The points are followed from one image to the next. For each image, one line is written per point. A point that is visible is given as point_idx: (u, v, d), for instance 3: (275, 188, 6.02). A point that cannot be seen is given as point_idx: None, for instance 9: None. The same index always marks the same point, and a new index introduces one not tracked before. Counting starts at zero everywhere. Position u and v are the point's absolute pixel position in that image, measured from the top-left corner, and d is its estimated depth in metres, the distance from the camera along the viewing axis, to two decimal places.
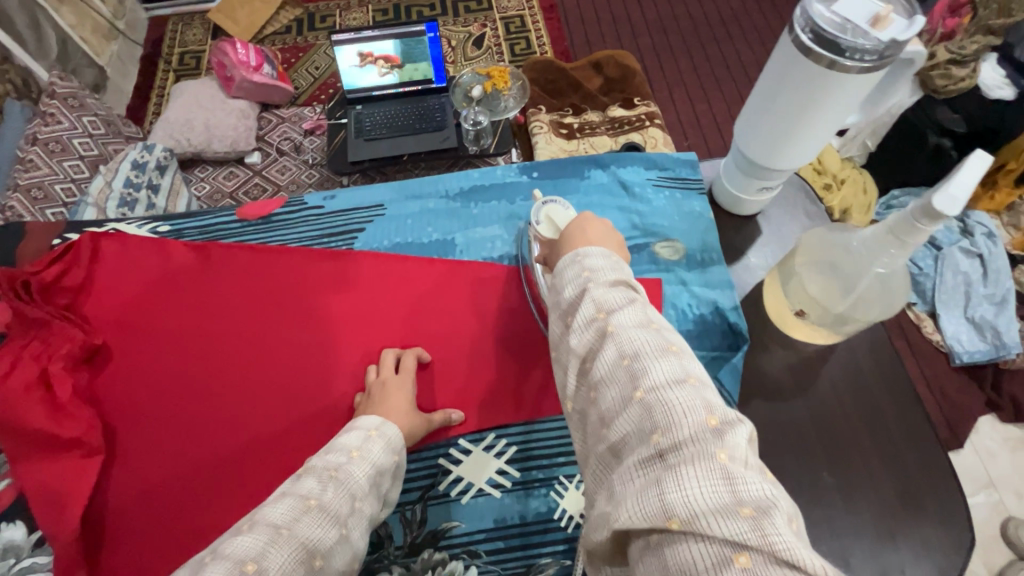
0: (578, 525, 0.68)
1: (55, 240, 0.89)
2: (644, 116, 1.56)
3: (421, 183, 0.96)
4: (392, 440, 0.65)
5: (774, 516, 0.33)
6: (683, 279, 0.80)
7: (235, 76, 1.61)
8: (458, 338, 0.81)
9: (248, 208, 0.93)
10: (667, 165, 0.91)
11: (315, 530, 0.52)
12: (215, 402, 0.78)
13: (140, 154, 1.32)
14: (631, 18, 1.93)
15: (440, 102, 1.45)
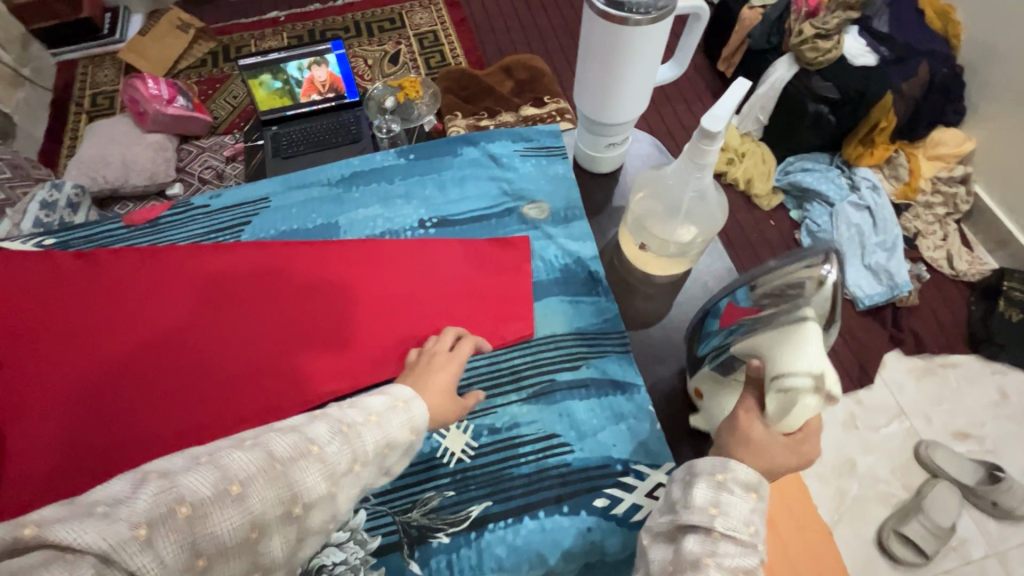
0: (460, 460, 0.73)
1: None
2: (555, 113, 1.63)
3: (306, 174, 0.98)
4: (416, 417, 0.60)
5: None
6: (550, 233, 0.89)
7: (148, 109, 1.61)
8: (352, 306, 0.83)
9: (135, 215, 0.95)
10: (532, 137, 0.99)
11: (307, 477, 0.49)
12: (106, 395, 0.76)
13: (49, 193, 1.30)
14: (538, 25, 2.04)
15: (356, 115, 1.50)
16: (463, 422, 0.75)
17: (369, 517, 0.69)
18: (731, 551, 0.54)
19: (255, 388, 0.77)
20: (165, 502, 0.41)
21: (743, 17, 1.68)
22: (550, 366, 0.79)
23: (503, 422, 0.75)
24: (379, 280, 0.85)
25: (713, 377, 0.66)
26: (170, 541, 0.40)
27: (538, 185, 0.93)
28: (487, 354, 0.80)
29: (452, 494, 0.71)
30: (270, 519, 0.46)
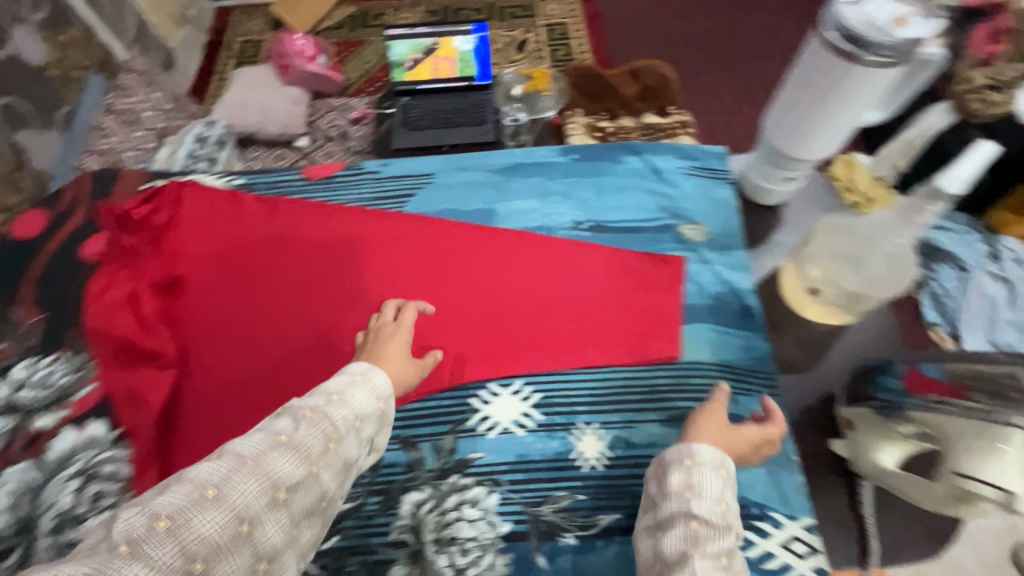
0: (594, 467, 0.76)
1: (144, 185, 0.97)
2: (678, 124, 1.63)
3: (468, 157, 1.01)
4: (378, 386, 0.67)
5: None
6: (706, 257, 0.89)
7: (292, 64, 1.73)
8: (507, 300, 0.87)
9: (312, 168, 1.00)
10: (696, 156, 0.99)
11: (280, 466, 0.55)
12: (267, 334, 0.86)
13: (203, 129, 1.42)
14: (670, 29, 1.97)
15: (483, 99, 1.51)
16: (599, 429, 0.78)
17: (500, 502, 0.74)
18: (711, 535, 0.61)
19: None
20: (142, 522, 0.48)
21: None
22: (692, 395, 0.79)
23: (641, 438, 0.77)
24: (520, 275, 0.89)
25: (878, 423, 0.79)
26: (160, 551, 0.47)
27: (698, 206, 0.94)
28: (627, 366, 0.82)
29: (585, 498, 0.74)
30: (257, 512, 0.53)
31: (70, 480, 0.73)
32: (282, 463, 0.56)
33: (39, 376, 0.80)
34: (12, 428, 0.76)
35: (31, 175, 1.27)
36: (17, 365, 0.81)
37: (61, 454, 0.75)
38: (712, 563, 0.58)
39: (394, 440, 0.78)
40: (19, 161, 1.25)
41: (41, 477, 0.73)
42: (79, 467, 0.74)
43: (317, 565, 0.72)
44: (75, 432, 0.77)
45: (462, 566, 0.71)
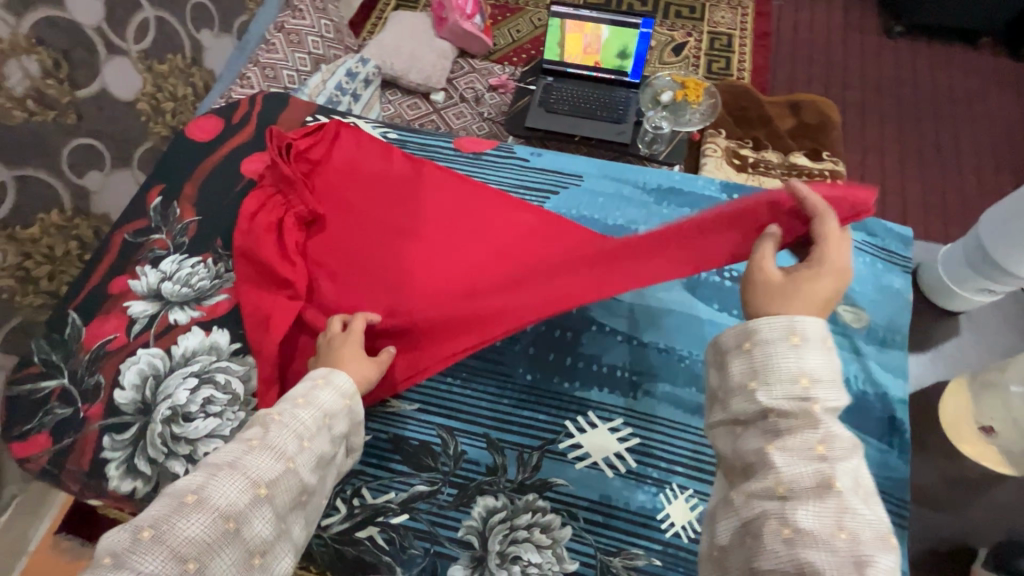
0: (677, 534, 0.70)
1: (308, 117, 1.02)
2: (827, 173, 1.45)
3: (623, 168, 1.00)
4: (342, 386, 0.68)
5: (816, 547, 0.46)
6: (860, 349, 0.82)
7: (450, 18, 1.72)
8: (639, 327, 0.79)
9: (464, 142, 1.04)
10: (877, 233, 0.92)
11: (259, 464, 0.58)
12: (397, 295, 0.81)
13: (355, 65, 1.47)
14: (847, 67, 1.78)
15: (627, 96, 1.45)
16: (692, 497, 0.73)
17: (573, 537, 0.71)
18: (795, 426, 0.50)
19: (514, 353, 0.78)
20: (127, 535, 0.51)
21: None
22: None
23: None
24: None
25: None
26: (148, 556, 0.50)
27: (862, 288, 0.86)
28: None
29: (659, 564, 0.69)
30: (241, 509, 0.55)
31: (189, 377, 0.78)
32: (260, 465, 0.58)
33: (184, 273, 0.86)
34: (152, 314, 0.83)
35: (203, 73, 1.38)
36: (167, 258, 0.88)
37: (186, 351, 0.80)
38: (800, 457, 0.49)
39: (482, 439, 0.77)
40: (197, 58, 1.35)
41: (166, 367, 0.79)
42: (198, 368, 0.79)
43: (380, 535, 0.72)
44: (201, 334, 0.82)
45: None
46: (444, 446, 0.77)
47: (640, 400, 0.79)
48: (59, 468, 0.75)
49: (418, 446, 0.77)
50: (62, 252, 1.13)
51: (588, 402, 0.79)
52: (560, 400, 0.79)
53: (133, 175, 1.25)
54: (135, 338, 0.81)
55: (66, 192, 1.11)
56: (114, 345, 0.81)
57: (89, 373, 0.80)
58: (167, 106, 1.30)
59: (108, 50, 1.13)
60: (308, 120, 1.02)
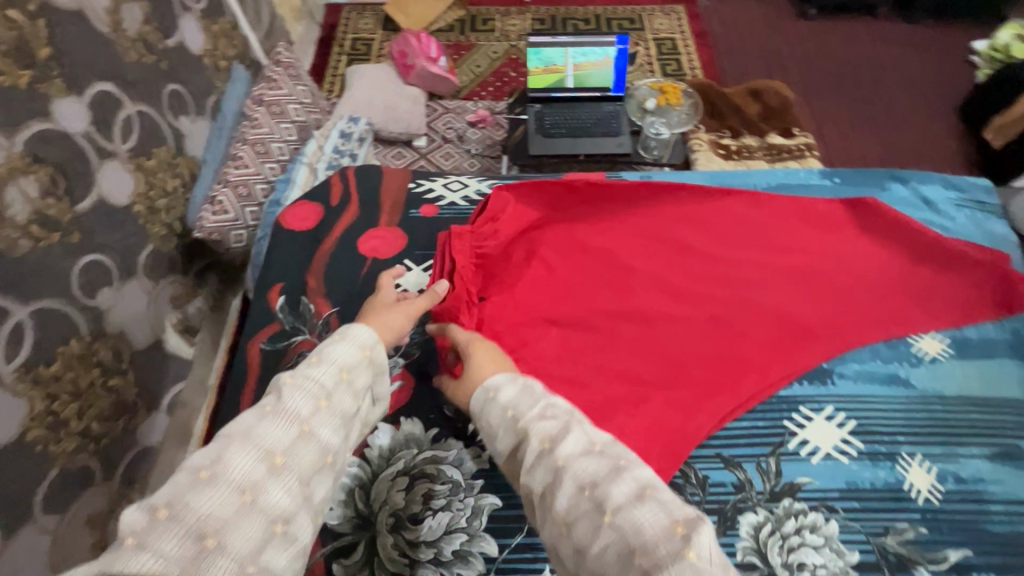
0: (928, 498, 0.77)
1: (410, 183, 1.07)
2: (804, 147, 1.59)
3: (728, 177, 1.10)
4: (360, 338, 0.69)
5: (593, 535, 0.52)
6: None
7: (417, 64, 1.74)
8: (858, 297, 0.92)
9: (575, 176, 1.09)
10: (964, 188, 1.06)
11: (273, 433, 0.57)
12: (652, 323, 0.90)
13: (347, 125, 1.45)
14: (781, 52, 1.96)
15: (615, 109, 1.52)
16: (924, 461, 0.80)
17: (842, 529, 0.75)
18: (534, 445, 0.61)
19: (772, 344, 0.88)
20: (140, 516, 0.48)
21: None
22: (1014, 432, 0.82)
23: (968, 473, 0.79)
24: (833, 295, 0.92)
25: None
26: (166, 535, 0.47)
27: (972, 239, 0.99)
28: (935, 397, 0.85)
29: (927, 531, 0.75)
30: (260, 479, 0.54)
31: (400, 476, 0.80)
32: (273, 432, 0.57)
33: None
34: None
35: (188, 161, 1.27)
36: None
37: (383, 450, 0.82)
38: (540, 467, 0.59)
39: (716, 460, 0.80)
40: (180, 147, 1.25)
41: (370, 474, 0.80)
42: (404, 465, 0.81)
43: None
44: (391, 429, 0.84)
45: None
46: (687, 477, 0.79)
47: (837, 383, 0.86)
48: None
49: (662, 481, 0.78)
50: (86, 384, 1.00)
51: (795, 400, 0.85)
52: (770, 405, 0.84)
53: (141, 283, 1.14)
54: None
55: (82, 317, 1.00)
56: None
57: None
58: (161, 204, 1.19)
59: (98, 155, 1.04)
60: (411, 186, 1.06)
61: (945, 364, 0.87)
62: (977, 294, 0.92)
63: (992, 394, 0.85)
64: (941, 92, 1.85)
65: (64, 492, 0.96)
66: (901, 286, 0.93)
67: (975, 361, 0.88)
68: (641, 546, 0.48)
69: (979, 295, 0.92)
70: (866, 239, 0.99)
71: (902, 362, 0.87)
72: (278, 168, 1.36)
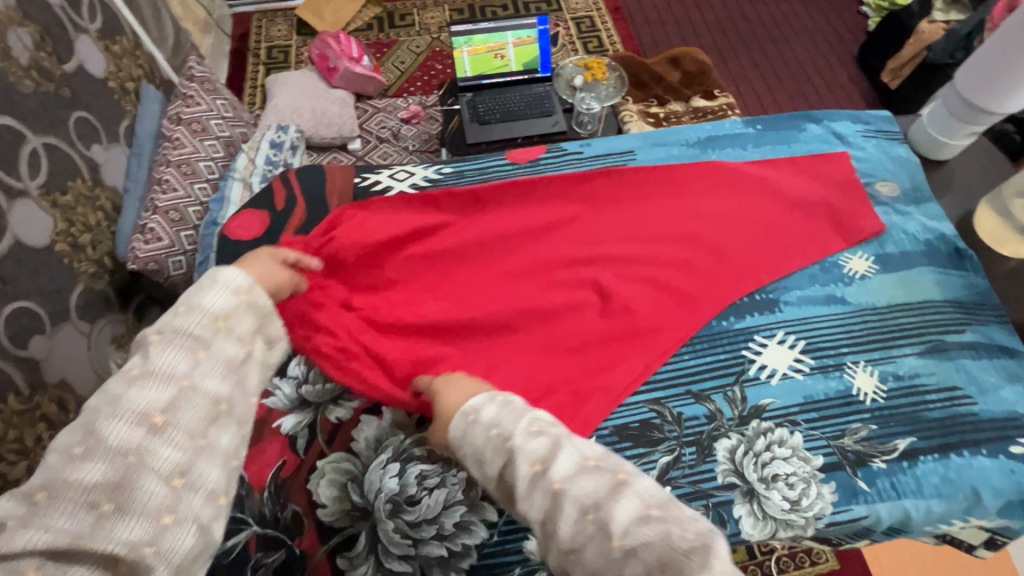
0: (874, 398, 0.85)
1: (354, 180, 1.06)
2: (725, 106, 1.67)
3: (662, 134, 1.14)
4: (230, 284, 0.66)
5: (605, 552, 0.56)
6: (906, 210, 1.04)
7: (340, 66, 1.70)
8: (768, 234, 1.00)
9: (517, 154, 1.11)
10: (868, 121, 1.16)
11: (148, 395, 0.57)
12: (596, 289, 0.94)
13: (276, 134, 1.41)
14: (692, 19, 2.05)
15: (545, 90, 1.55)
16: (867, 366, 0.88)
17: (806, 439, 0.82)
18: (528, 457, 0.63)
19: (697, 290, 0.94)
20: (29, 496, 0.51)
21: (921, 30, 1.68)
22: (939, 328, 0.91)
23: (905, 370, 0.87)
24: (739, 235, 0.99)
25: None
26: (56, 511, 0.50)
27: (883, 165, 1.09)
28: (869, 308, 0.93)
29: (877, 427, 0.83)
30: (140, 441, 0.55)
31: (390, 464, 0.79)
32: (155, 395, 0.57)
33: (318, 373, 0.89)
34: (310, 424, 0.85)
35: (108, 192, 1.20)
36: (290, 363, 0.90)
37: (370, 442, 0.83)
38: (534, 483, 0.62)
39: (688, 396, 0.86)
40: (97, 177, 1.18)
41: (360, 466, 0.81)
42: (392, 453, 0.81)
43: None
44: (375, 419, 0.85)
45: (795, 499, 0.77)
46: (663, 416, 0.84)
47: (784, 310, 0.93)
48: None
49: (641, 425, 0.83)
50: (32, 441, 0.94)
51: (749, 330, 0.91)
52: (727, 337, 0.91)
53: (77, 326, 1.07)
54: (307, 454, 0.83)
55: (16, 370, 0.93)
56: (290, 465, 0.82)
57: (280, 506, 0.79)
58: (85, 239, 1.12)
59: (7, 195, 0.96)
60: (357, 180, 1.05)
61: (872, 278, 0.96)
62: (830, 228, 1.00)
63: (916, 297, 0.94)
64: (839, 43, 2.00)
65: None
66: (803, 214, 1.02)
67: (899, 271, 0.97)
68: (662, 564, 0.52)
69: (835, 229, 1.00)
70: (777, 176, 1.06)
71: (837, 283, 0.95)
72: (209, 188, 1.31)
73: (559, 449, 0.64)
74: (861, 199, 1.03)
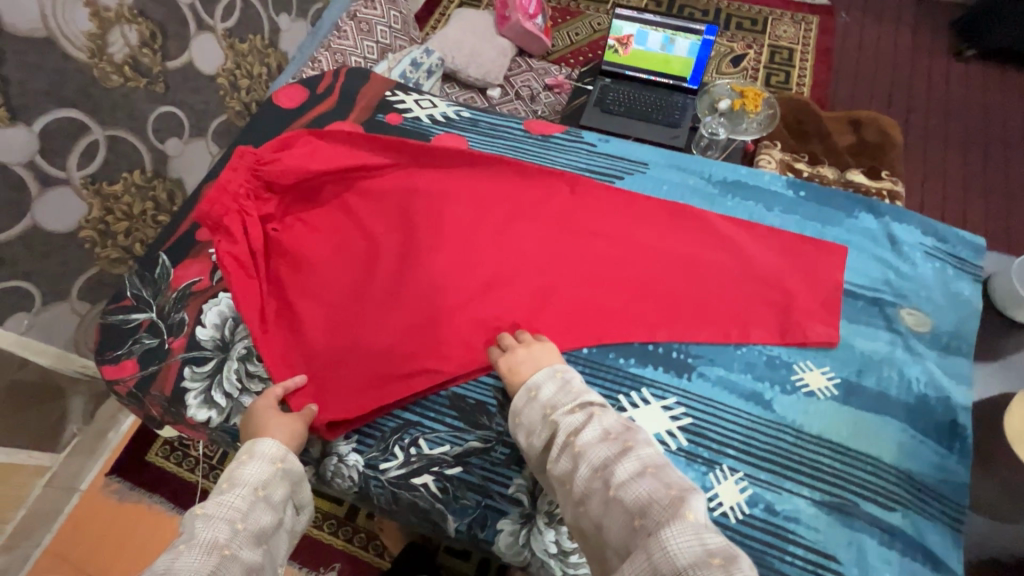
0: (724, 514, 0.74)
1: (386, 91, 1.14)
2: (886, 194, 1.40)
3: (688, 160, 1.05)
4: (267, 452, 0.73)
5: (609, 507, 0.57)
6: (922, 353, 0.86)
7: (513, 17, 1.74)
8: (717, 301, 0.88)
9: (533, 124, 1.11)
10: (946, 240, 0.96)
11: (201, 551, 0.62)
12: (518, 271, 0.92)
13: (420, 56, 1.54)
14: (913, 88, 1.73)
15: (685, 102, 1.46)
16: (743, 479, 0.77)
17: None
18: (566, 425, 0.66)
19: (609, 315, 0.88)
20: None
21: None
22: (859, 491, 0.76)
23: (785, 509, 0.75)
24: (679, 287, 0.89)
25: None
26: None
27: (927, 294, 0.90)
28: (792, 428, 0.80)
29: None
30: None
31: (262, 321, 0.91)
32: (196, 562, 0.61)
33: None
34: None
35: (277, 55, 1.45)
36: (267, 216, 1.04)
37: None
38: (563, 454, 0.64)
39: None
40: (274, 40, 1.42)
41: None
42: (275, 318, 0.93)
43: (434, 483, 0.80)
44: None
45: (566, 549, 0.75)
46: (499, 407, 0.83)
47: (694, 381, 0.84)
48: (143, 391, 0.88)
49: (474, 404, 0.84)
50: (139, 211, 1.20)
51: (642, 379, 0.84)
52: (615, 375, 0.84)
53: (207, 145, 1.32)
54: (217, 282, 0.95)
55: (149, 155, 1.19)
56: (197, 285, 0.95)
57: (175, 310, 0.93)
58: (243, 84, 1.37)
59: (197, 26, 1.21)
60: (387, 93, 1.13)
61: (820, 401, 0.81)
62: (771, 315, 0.87)
63: (858, 446, 0.79)
64: None
65: (100, 287, 1.17)
66: (778, 300, 0.88)
67: (857, 409, 0.81)
68: (642, 514, 0.54)
69: (774, 317, 0.87)
70: (767, 249, 0.93)
71: (774, 384, 0.83)
72: None
73: (606, 421, 0.65)
74: (829, 298, 0.89)
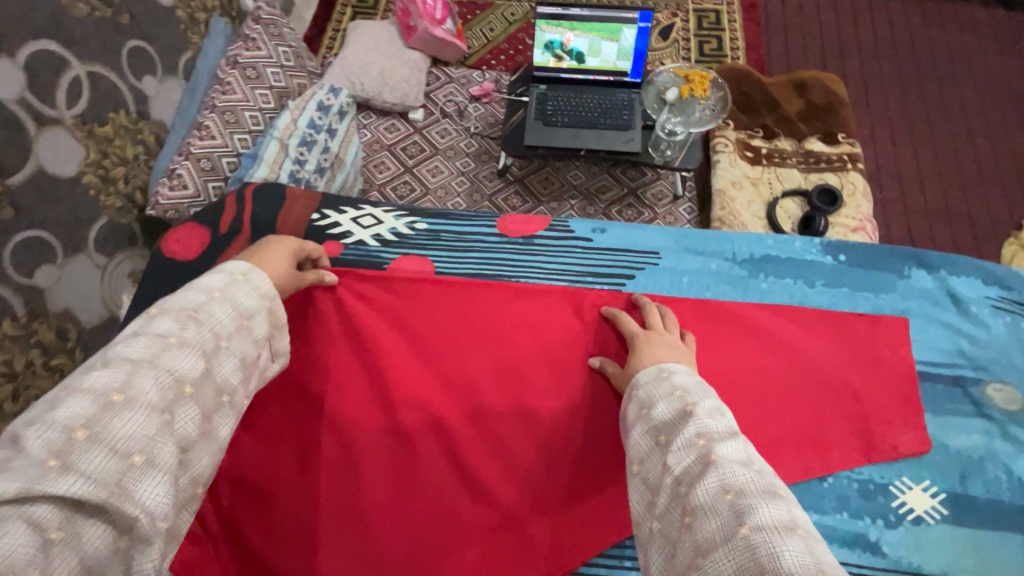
0: None
1: (312, 215, 1.01)
2: (846, 157, 1.37)
3: (702, 239, 0.99)
4: (259, 286, 0.67)
5: (731, 546, 0.44)
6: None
7: (419, 26, 1.53)
8: (793, 425, 0.80)
9: (507, 223, 1.02)
10: (1008, 285, 0.94)
11: (180, 361, 0.55)
12: (540, 441, 0.78)
13: (326, 96, 1.36)
14: (843, 34, 1.68)
15: (630, 97, 1.33)
16: None
17: None
18: (708, 421, 0.57)
19: None
20: (56, 438, 0.44)
21: None
22: None
23: None
24: (756, 418, 0.81)
25: None
26: (90, 454, 0.45)
27: (1009, 361, 0.87)
28: (911, 570, 0.73)
29: None
30: (169, 402, 0.52)
31: None
32: (152, 384, 0.52)
33: None
34: None
35: (152, 126, 1.18)
36: None
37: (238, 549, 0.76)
38: (685, 452, 0.55)
39: None
40: (143, 110, 1.15)
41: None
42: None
43: None
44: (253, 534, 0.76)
45: None
46: None
47: None
48: None
49: None
50: (23, 365, 0.96)
51: None
52: None
53: (92, 259, 1.07)
54: None
55: (17, 298, 0.94)
56: None
57: None
58: (118, 172, 1.10)
59: (37, 122, 0.95)
60: (313, 218, 1.00)
61: (931, 528, 0.75)
62: (851, 431, 0.80)
63: None
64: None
65: None
66: (854, 410, 0.82)
67: (972, 529, 0.75)
68: (774, 572, 0.40)
69: (852, 430, 0.80)
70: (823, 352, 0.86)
71: (877, 519, 0.75)
72: (249, 139, 1.25)
73: (757, 457, 0.53)
74: (905, 392, 0.84)
